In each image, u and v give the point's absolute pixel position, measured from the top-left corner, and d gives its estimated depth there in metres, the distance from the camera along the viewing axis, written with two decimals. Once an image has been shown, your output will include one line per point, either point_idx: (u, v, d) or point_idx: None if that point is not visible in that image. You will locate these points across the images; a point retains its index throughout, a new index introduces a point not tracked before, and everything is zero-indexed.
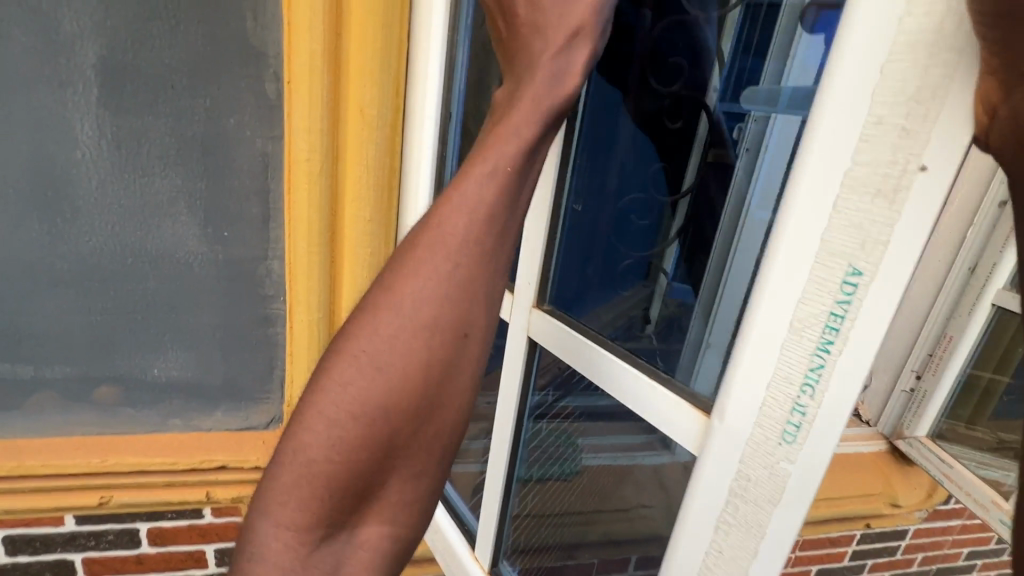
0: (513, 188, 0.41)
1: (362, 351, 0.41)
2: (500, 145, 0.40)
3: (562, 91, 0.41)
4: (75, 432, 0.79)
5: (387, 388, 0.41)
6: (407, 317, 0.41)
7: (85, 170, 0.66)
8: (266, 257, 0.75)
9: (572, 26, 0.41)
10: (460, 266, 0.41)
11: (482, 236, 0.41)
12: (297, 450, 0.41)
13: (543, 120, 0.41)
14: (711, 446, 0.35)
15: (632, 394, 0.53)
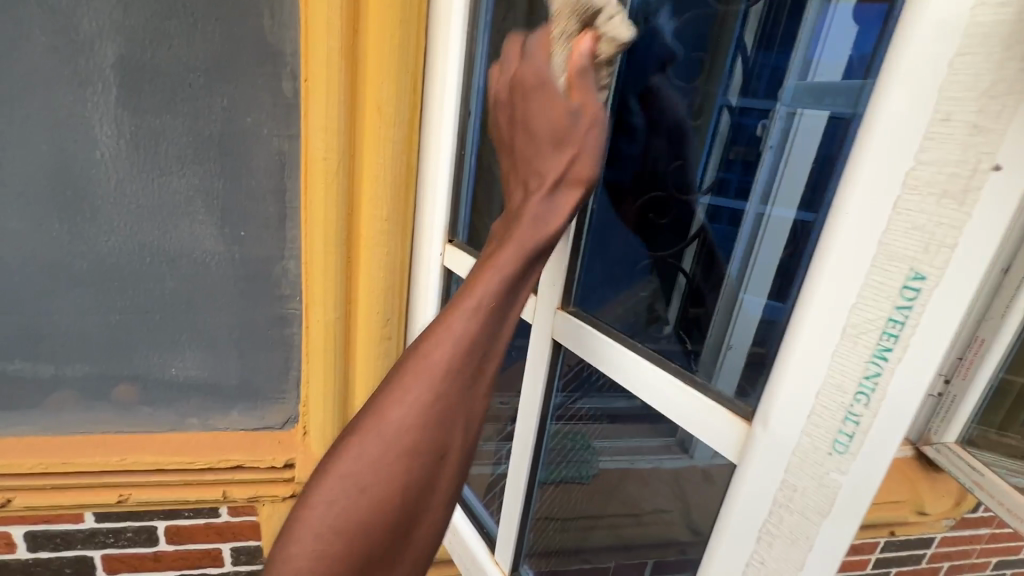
0: (494, 323, 0.43)
1: (347, 475, 0.42)
2: (484, 283, 0.42)
3: (548, 230, 0.41)
4: (95, 431, 0.79)
5: (370, 511, 0.42)
6: (389, 444, 0.42)
7: (104, 170, 0.66)
8: (282, 257, 0.75)
9: (560, 174, 0.40)
10: (443, 396, 0.42)
11: (463, 367, 0.42)
12: (282, 572, 0.41)
13: (525, 261, 0.41)
14: (753, 454, 0.34)
15: (665, 405, 0.47)
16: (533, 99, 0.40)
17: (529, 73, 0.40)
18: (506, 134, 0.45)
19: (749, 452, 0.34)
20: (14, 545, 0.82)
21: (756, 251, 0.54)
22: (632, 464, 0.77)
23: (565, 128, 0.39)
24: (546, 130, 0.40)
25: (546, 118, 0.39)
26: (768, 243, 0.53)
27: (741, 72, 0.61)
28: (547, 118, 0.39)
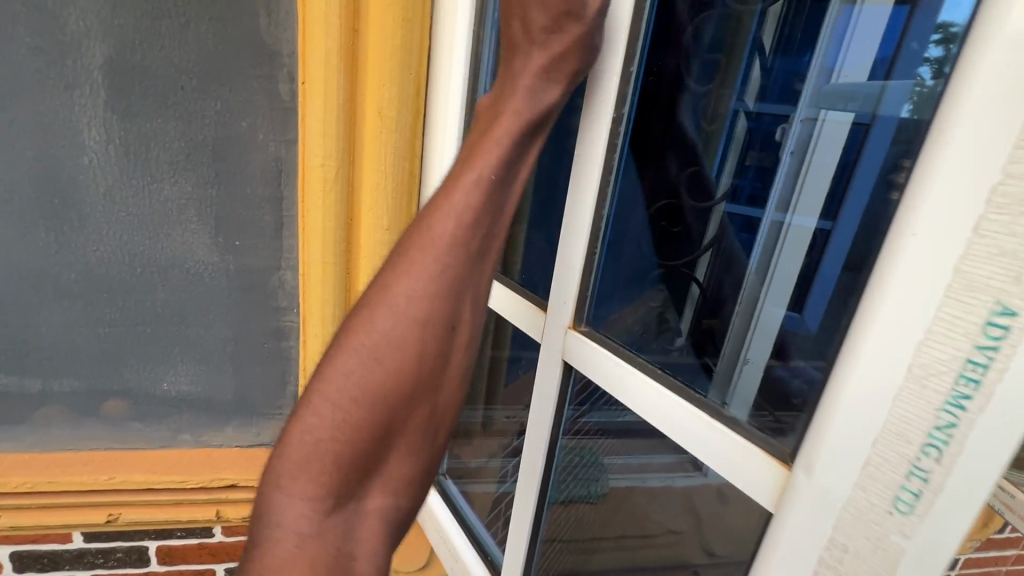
0: (503, 188, 0.40)
1: (354, 353, 0.40)
2: (487, 152, 0.39)
3: (543, 107, 0.39)
4: (83, 447, 0.76)
5: (385, 383, 0.39)
6: (399, 317, 0.40)
7: (92, 176, 0.63)
8: (279, 267, 0.71)
9: (557, 49, 0.38)
10: (449, 268, 0.39)
11: (471, 237, 0.40)
12: (297, 444, 0.40)
13: (524, 130, 0.39)
14: (796, 502, 0.30)
15: (700, 446, 0.38)
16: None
17: None
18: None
19: (790, 502, 0.30)
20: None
21: (773, 264, 0.52)
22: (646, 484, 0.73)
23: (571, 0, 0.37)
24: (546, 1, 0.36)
25: None
26: (788, 255, 0.50)
27: (759, 75, 0.58)
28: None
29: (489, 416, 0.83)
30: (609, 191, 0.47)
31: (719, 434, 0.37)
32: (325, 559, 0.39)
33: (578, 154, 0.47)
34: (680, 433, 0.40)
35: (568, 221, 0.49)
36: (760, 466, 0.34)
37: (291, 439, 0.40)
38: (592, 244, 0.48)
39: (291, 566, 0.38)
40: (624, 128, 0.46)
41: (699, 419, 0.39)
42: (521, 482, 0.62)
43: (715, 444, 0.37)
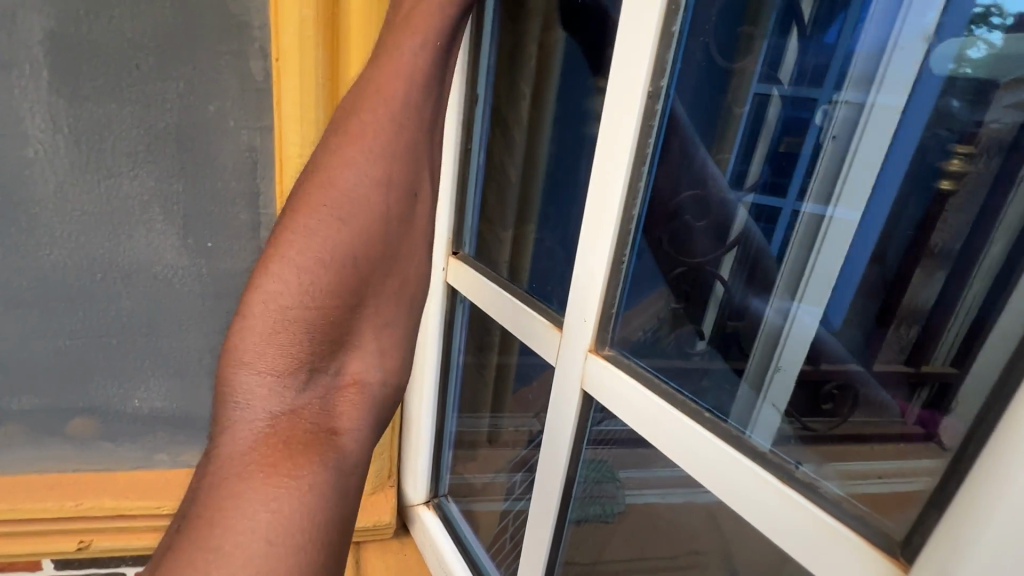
0: (450, 47, 0.40)
1: (312, 218, 0.36)
2: (427, 15, 0.38)
3: None
4: (50, 469, 0.69)
5: (355, 243, 0.36)
6: (360, 174, 0.36)
7: (40, 171, 0.55)
8: (258, 271, 0.63)
9: None
10: (406, 124, 0.37)
11: (424, 96, 0.38)
12: (257, 324, 0.35)
13: (462, 0, 0.39)
14: None
15: (759, 515, 0.30)
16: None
17: None
18: None
19: None
20: None
21: (813, 262, 0.47)
22: (675, 507, 0.63)
23: None
24: None
25: None
26: (827, 256, 0.47)
27: (797, 47, 0.46)
28: None
29: (495, 424, 0.74)
30: (640, 184, 0.38)
31: (796, 514, 0.28)
32: (305, 438, 0.35)
33: (602, 140, 0.38)
34: (741, 498, 0.31)
35: (589, 222, 0.40)
36: (857, 561, 0.25)
37: (249, 320, 0.35)
38: (619, 251, 0.39)
39: (265, 450, 0.34)
40: (661, 107, 0.37)
41: (765, 485, 0.29)
42: (532, 518, 0.53)
43: (777, 513, 0.29)
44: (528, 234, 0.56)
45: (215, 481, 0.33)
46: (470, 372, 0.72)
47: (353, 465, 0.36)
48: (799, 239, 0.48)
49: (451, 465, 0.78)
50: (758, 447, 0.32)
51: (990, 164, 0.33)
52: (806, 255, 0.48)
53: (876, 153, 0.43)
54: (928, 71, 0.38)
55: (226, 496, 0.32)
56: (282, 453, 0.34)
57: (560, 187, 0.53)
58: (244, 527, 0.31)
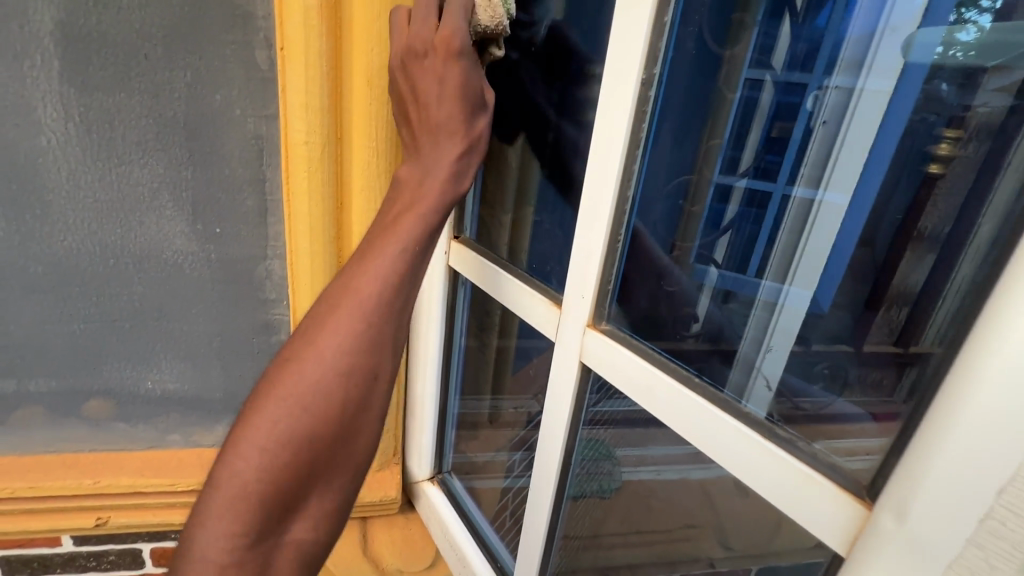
0: (428, 247, 0.43)
1: (280, 402, 0.39)
2: (409, 223, 0.42)
3: (459, 188, 0.44)
4: (67, 449, 0.72)
5: (312, 431, 0.39)
6: (326, 369, 0.40)
7: (53, 160, 0.57)
8: (265, 256, 0.65)
9: (470, 137, 0.44)
10: (374, 322, 0.41)
11: (396, 294, 0.41)
12: (217, 491, 0.38)
13: (445, 210, 0.43)
14: (876, 553, 0.25)
15: (745, 470, 0.32)
16: (434, 63, 0.42)
17: (458, 38, 0.42)
18: (406, 87, 0.45)
19: (869, 550, 0.25)
20: None
21: (804, 245, 0.48)
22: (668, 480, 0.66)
23: (476, 100, 0.44)
24: (461, 95, 0.43)
25: (467, 81, 0.43)
26: (816, 239, 0.47)
27: (789, 33, 0.47)
28: (464, 85, 0.43)
29: (496, 406, 0.77)
30: (635, 166, 0.40)
31: (777, 466, 0.30)
32: None
33: (599, 124, 0.40)
34: (728, 459, 0.33)
35: (586, 202, 0.42)
36: (829, 503, 0.28)
37: (213, 487, 0.38)
38: (616, 230, 0.42)
39: None
40: (654, 92, 0.39)
41: (750, 445, 0.32)
42: (533, 486, 0.56)
43: (758, 467, 0.31)
44: (526, 217, 0.58)
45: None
46: (471, 353, 0.74)
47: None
48: (789, 221, 0.50)
49: (454, 443, 0.81)
50: (745, 408, 0.35)
51: (977, 150, 0.33)
52: (793, 237, 0.49)
53: (863, 139, 0.43)
54: (910, 63, 0.39)
55: None
56: None
57: (555, 171, 0.55)
58: None
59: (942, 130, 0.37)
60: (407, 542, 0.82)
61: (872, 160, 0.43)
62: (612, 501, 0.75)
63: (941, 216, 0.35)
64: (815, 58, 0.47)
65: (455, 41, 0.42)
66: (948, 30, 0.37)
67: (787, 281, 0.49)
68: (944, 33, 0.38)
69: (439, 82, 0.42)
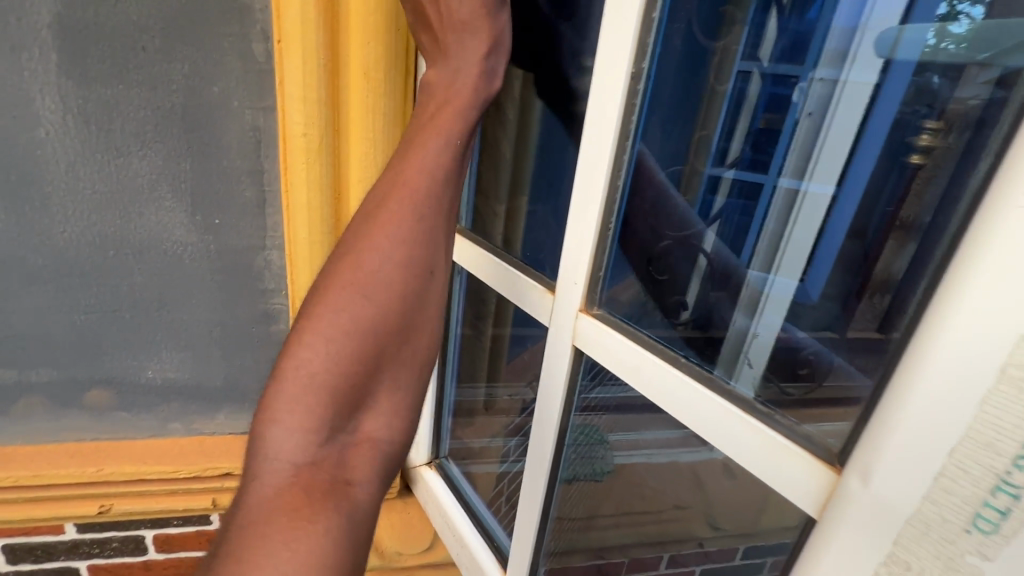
0: (470, 142, 0.44)
1: (342, 296, 0.42)
2: (448, 118, 0.43)
3: (491, 85, 0.44)
4: (69, 438, 0.73)
5: (375, 321, 0.42)
6: (383, 260, 0.42)
7: (52, 152, 0.58)
8: (264, 247, 0.66)
9: (495, 34, 0.43)
10: (425, 215, 0.42)
11: (442, 190, 0.43)
12: (288, 384, 0.41)
13: (482, 103, 0.43)
14: (843, 514, 0.27)
15: (728, 442, 0.35)
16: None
17: None
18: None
19: (838, 515, 0.27)
20: None
21: (790, 234, 0.48)
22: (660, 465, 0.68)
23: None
24: None
25: None
26: (802, 228, 0.47)
27: (776, 26, 0.48)
28: None
29: (491, 394, 0.78)
30: (625, 158, 0.42)
31: (758, 436, 0.33)
32: (323, 489, 0.40)
33: (591, 117, 0.42)
34: (713, 431, 0.36)
35: (578, 191, 0.44)
36: (804, 468, 0.30)
37: (283, 381, 0.41)
38: (606, 218, 0.43)
39: (287, 499, 0.39)
40: (643, 86, 0.40)
41: (732, 416, 0.34)
42: (529, 464, 0.58)
43: (741, 437, 0.34)
44: (520, 207, 0.59)
45: (246, 514, 0.39)
46: (467, 341, 0.76)
47: (366, 508, 0.41)
48: (775, 210, 0.50)
49: (451, 428, 0.83)
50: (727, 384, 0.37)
51: (959, 139, 0.32)
52: (780, 228, 0.49)
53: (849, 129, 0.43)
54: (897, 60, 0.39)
55: (251, 534, 0.38)
56: (301, 502, 0.38)
57: (547, 163, 0.56)
58: (267, 557, 0.36)
59: (924, 121, 0.37)
60: (405, 525, 0.85)
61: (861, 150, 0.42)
62: (607, 485, 0.75)
63: (924, 205, 0.34)
64: (801, 49, 0.47)
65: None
66: (939, 22, 0.36)
67: (773, 271, 0.49)
68: (933, 27, 0.37)
69: None
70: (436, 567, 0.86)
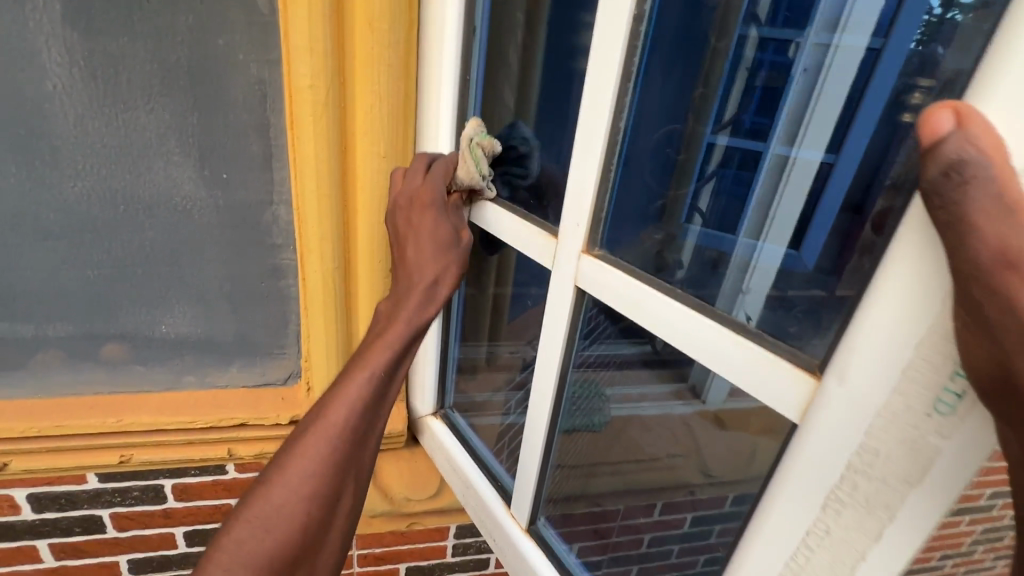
0: (392, 374, 0.50)
1: (247, 524, 0.43)
2: (378, 352, 0.49)
3: (427, 313, 0.52)
4: (87, 391, 0.75)
5: (278, 549, 0.42)
6: (295, 487, 0.44)
7: (60, 105, 0.58)
8: (271, 202, 0.68)
9: (434, 272, 0.53)
10: (341, 445, 0.45)
11: (361, 419, 0.47)
12: None
13: (412, 331, 0.51)
14: (821, 412, 0.30)
15: (721, 365, 0.38)
16: (417, 213, 0.55)
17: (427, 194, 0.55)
18: (398, 233, 0.57)
19: (817, 415, 0.30)
20: (19, 506, 0.80)
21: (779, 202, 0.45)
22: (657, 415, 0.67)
23: (447, 237, 0.55)
24: (433, 238, 0.54)
25: (436, 229, 0.54)
26: (791, 196, 0.44)
27: None
28: (434, 231, 0.54)
29: (492, 351, 0.81)
30: (627, 100, 0.44)
31: (748, 352, 0.36)
32: None
33: (595, 59, 0.44)
34: (708, 356, 0.39)
35: (582, 136, 0.46)
36: (790, 378, 0.33)
37: None
38: (608, 163, 0.45)
39: None
40: (645, 29, 0.42)
41: (725, 337, 0.37)
42: (532, 401, 0.62)
43: (732, 356, 0.37)
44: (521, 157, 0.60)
45: None
46: (471, 298, 0.78)
47: None
48: (765, 180, 0.46)
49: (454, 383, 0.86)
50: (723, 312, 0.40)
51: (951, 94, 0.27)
52: (771, 197, 0.46)
53: (840, 95, 0.40)
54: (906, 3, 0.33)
55: None
56: None
57: (548, 113, 0.57)
58: None
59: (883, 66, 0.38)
60: (412, 473, 0.89)
61: (861, 113, 0.37)
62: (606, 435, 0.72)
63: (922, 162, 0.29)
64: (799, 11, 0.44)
65: (428, 200, 0.55)
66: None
67: (762, 237, 0.45)
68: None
69: (415, 231, 0.55)
70: (443, 511, 0.93)
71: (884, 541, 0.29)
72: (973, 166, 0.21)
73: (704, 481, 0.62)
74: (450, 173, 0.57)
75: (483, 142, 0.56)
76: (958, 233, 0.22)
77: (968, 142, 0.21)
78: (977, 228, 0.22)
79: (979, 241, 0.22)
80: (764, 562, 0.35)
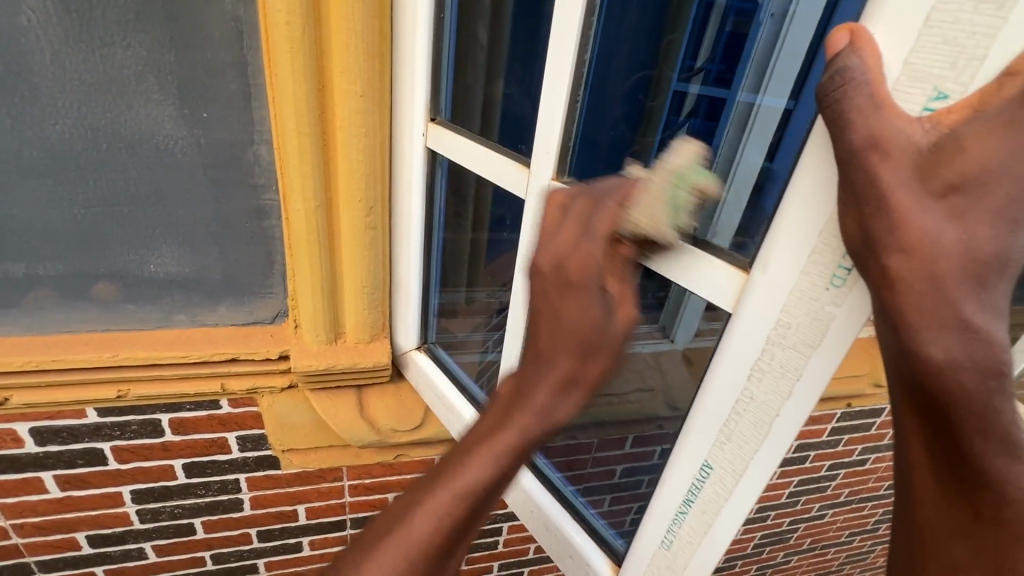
0: (497, 491, 0.41)
1: None
2: (479, 464, 0.40)
3: (553, 424, 0.41)
4: (80, 330, 0.78)
5: None
6: None
7: (35, 41, 0.59)
8: (252, 141, 0.69)
9: (575, 371, 0.41)
10: (417, 564, 0.39)
11: (445, 540, 0.40)
12: None
13: (527, 445, 0.40)
14: (750, 299, 0.36)
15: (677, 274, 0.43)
16: (569, 297, 0.40)
17: (582, 265, 0.40)
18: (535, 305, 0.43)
19: (746, 301, 0.36)
20: (23, 440, 0.84)
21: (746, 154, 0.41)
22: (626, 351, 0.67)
23: (602, 322, 0.40)
24: (581, 325, 0.40)
25: (585, 315, 0.40)
26: (754, 148, 0.40)
27: None
28: (584, 314, 0.40)
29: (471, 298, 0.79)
30: (591, 33, 0.46)
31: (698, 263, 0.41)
32: None
33: None
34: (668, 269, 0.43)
35: (551, 67, 0.49)
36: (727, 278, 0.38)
37: None
38: (575, 90, 0.48)
39: None
40: None
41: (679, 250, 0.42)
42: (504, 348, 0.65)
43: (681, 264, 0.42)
44: (495, 93, 0.62)
45: None
46: (450, 245, 0.76)
47: None
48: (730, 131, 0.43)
49: (436, 325, 0.84)
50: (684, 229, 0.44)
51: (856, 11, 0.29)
52: (735, 146, 0.43)
53: (803, 40, 0.37)
54: None
55: None
56: None
57: (519, 49, 0.59)
58: None
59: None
60: (398, 404, 0.91)
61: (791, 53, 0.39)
62: None
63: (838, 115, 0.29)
64: None
65: (580, 277, 0.40)
66: None
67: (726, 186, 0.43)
68: None
69: (558, 306, 0.41)
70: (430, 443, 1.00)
71: (793, 398, 0.35)
72: (856, 71, 0.25)
73: (669, 414, 0.58)
74: (614, 222, 0.40)
75: (698, 182, 0.39)
76: (838, 126, 0.25)
77: (855, 55, 0.25)
78: (854, 121, 0.25)
79: (852, 131, 0.25)
80: (701, 432, 0.42)
